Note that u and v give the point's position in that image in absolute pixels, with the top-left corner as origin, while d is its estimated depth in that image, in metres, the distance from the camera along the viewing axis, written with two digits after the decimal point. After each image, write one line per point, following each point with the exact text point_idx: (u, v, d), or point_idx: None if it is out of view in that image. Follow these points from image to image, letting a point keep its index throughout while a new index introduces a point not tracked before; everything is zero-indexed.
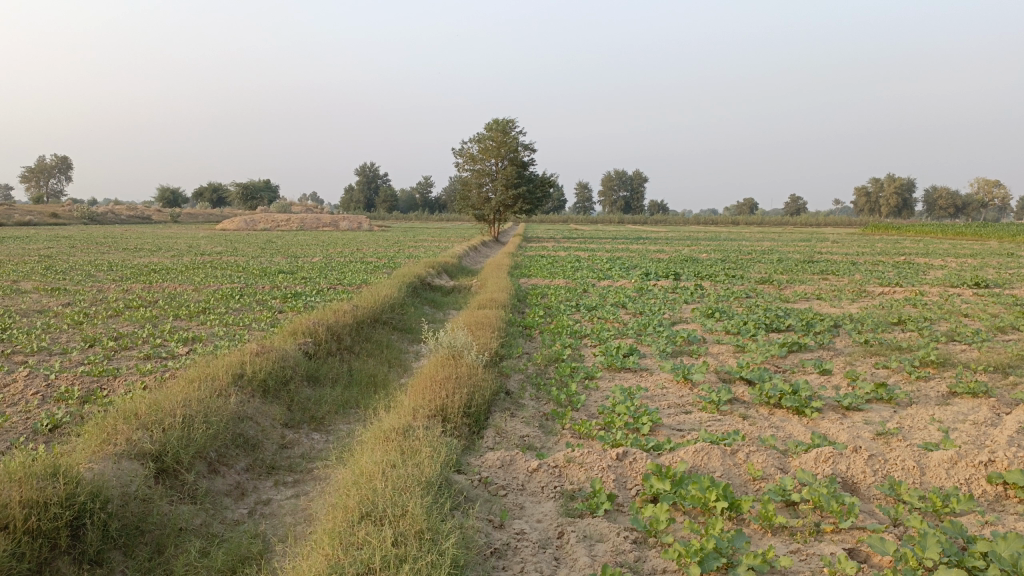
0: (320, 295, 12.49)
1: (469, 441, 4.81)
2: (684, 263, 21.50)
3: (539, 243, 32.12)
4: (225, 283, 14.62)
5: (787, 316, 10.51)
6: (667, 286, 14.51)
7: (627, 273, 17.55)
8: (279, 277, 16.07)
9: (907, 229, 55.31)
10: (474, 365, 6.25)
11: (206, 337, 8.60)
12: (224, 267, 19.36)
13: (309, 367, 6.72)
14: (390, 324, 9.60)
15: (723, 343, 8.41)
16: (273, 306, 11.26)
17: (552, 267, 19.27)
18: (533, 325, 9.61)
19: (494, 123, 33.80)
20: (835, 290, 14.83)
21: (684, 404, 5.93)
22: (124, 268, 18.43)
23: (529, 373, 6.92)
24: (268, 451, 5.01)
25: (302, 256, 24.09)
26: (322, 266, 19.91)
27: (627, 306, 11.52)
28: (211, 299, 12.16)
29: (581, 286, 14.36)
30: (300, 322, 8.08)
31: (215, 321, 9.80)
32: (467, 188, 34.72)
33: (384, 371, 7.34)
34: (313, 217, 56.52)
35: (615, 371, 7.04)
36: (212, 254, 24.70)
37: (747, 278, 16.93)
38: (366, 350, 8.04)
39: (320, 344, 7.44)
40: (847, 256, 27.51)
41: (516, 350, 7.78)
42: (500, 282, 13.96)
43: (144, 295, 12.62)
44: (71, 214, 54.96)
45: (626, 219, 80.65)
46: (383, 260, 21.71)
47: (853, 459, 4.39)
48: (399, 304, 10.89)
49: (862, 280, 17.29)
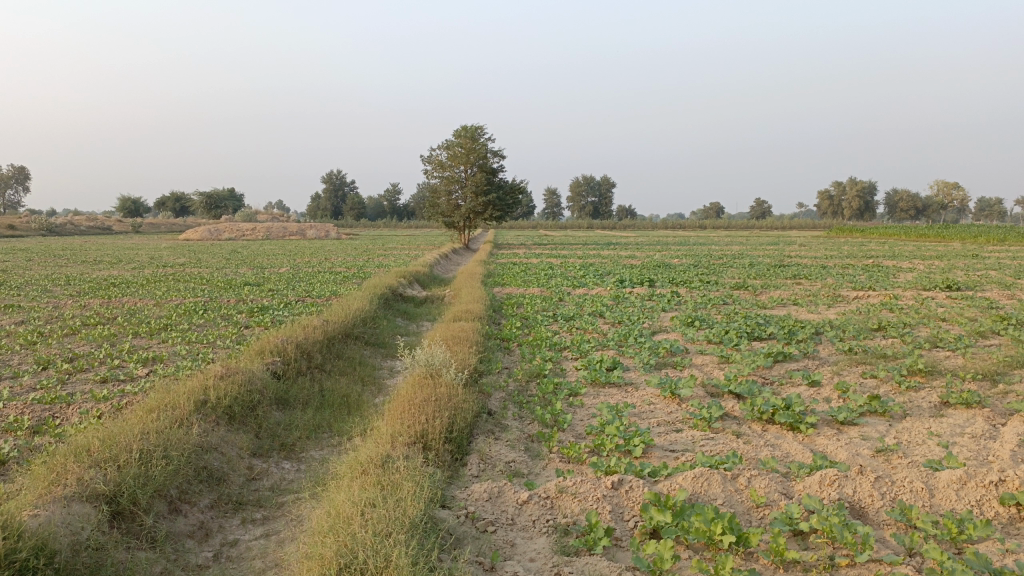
0: (288, 308, 12.08)
1: (452, 470, 4.50)
2: (657, 268, 21.39)
3: (510, 251, 31.90)
4: (188, 297, 14.10)
5: (768, 323, 10.37)
6: (643, 293, 14.33)
7: (601, 280, 17.37)
8: (246, 290, 15.58)
9: (871, 232, 56.12)
10: (453, 384, 5.94)
11: (167, 357, 8.15)
12: (188, 279, 18.78)
13: (278, 389, 6.35)
14: (362, 339, 9.25)
15: (707, 354, 8.20)
16: (239, 322, 10.81)
17: (525, 275, 19.01)
18: (510, 337, 9.32)
19: (462, 130, 33.52)
20: (810, 295, 14.77)
21: (675, 421, 5.68)
22: (82, 282, 17.76)
23: (510, 391, 6.63)
24: (235, 485, 4.65)
25: (269, 267, 23.55)
26: (290, 277, 19.42)
27: (606, 315, 11.29)
28: (173, 314, 11.67)
29: (556, 294, 14.11)
30: (268, 339, 7.69)
31: (177, 339, 9.34)
32: (437, 195, 34.37)
33: (357, 391, 6.99)
34: (280, 226, 55.65)
35: (599, 387, 6.78)
36: (175, 265, 24.04)
37: (721, 284, 16.84)
38: (338, 368, 7.68)
39: (290, 363, 7.08)
40: (817, 258, 27.75)
41: (495, 365, 7.48)
42: (474, 292, 13.65)
43: (102, 312, 12.08)
44: (29, 225, 53.42)
45: (595, 225, 80.78)
46: (353, 270, 21.27)
47: (859, 482, 4.16)
48: (372, 316, 10.55)
49: (835, 284, 17.30)
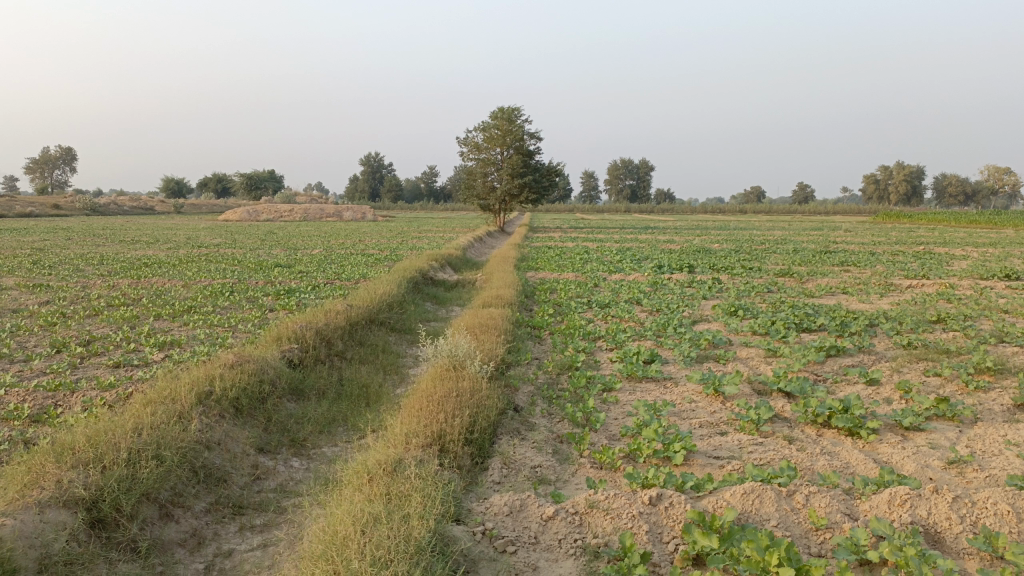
0: (315, 291, 11.74)
1: (471, 478, 4.07)
2: (697, 254, 20.68)
3: (546, 235, 31.36)
4: (217, 278, 13.87)
5: (817, 313, 9.74)
6: (682, 279, 13.73)
7: (639, 266, 16.78)
8: (275, 271, 15.35)
9: (919, 217, 54.28)
10: (477, 378, 5.50)
11: (185, 341, 7.85)
12: (220, 260, 18.64)
13: (292, 378, 5.97)
14: (387, 325, 8.86)
15: (752, 347, 7.63)
16: (264, 305, 10.50)
17: (560, 260, 18.49)
18: (542, 325, 8.86)
19: (499, 111, 32.94)
20: (860, 283, 14.02)
21: (718, 423, 5.17)
22: (114, 262, 17.71)
23: (539, 384, 6.17)
24: (237, 486, 4.28)
25: (301, 248, 23.38)
26: (322, 258, 19.17)
27: (643, 303, 10.73)
28: (199, 296, 11.43)
29: (591, 280, 13.59)
30: (286, 325, 7.33)
31: (198, 323, 9.04)
32: (472, 177, 33.93)
33: (378, 381, 6.59)
34: (316, 207, 55.75)
35: (636, 382, 6.29)
36: (210, 246, 23.98)
37: (765, 270, 16.14)
38: (359, 357, 7.29)
39: (308, 351, 6.70)
40: (864, 245, 26.76)
41: (524, 356, 7.03)
42: (506, 277, 13.19)
43: (129, 292, 11.88)
44: (73, 205, 54.31)
45: (633, 208, 79.68)
46: (385, 252, 20.95)
47: (934, 503, 3.62)
48: (399, 301, 10.17)
49: (886, 272, 16.45)
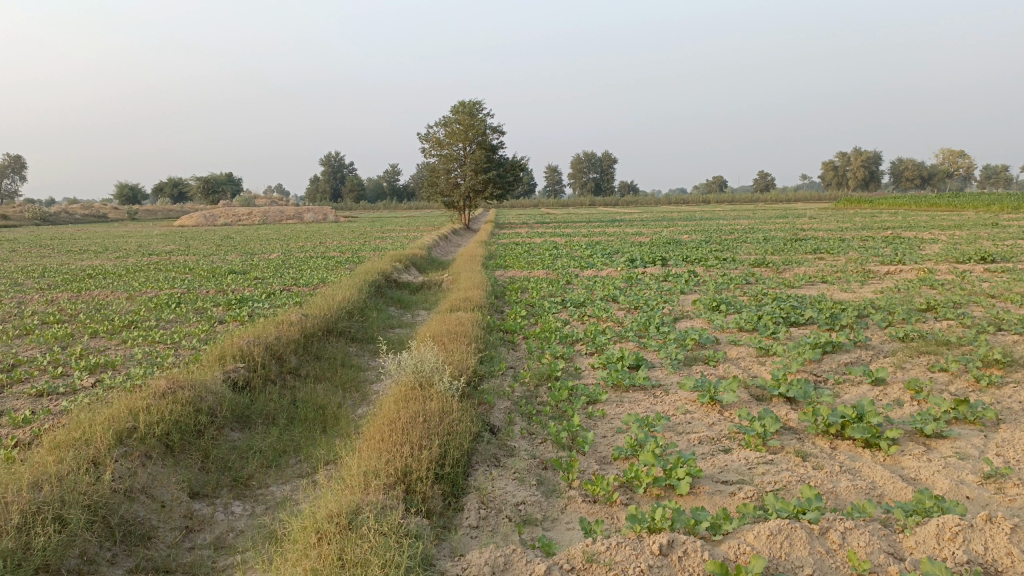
0: (270, 299, 10.96)
1: (442, 527, 3.43)
2: (668, 245, 20.22)
3: (512, 231, 30.71)
4: (166, 288, 12.98)
5: (803, 306, 9.25)
6: (657, 273, 13.22)
7: (610, 260, 16.24)
8: (229, 279, 14.50)
9: (880, 202, 54.70)
10: (446, 397, 4.84)
11: (120, 362, 7.05)
12: (171, 268, 17.67)
13: (236, 404, 5.26)
14: (347, 334, 8.17)
15: (742, 346, 7.10)
16: (214, 316, 9.71)
17: (529, 256, 17.84)
18: (515, 329, 8.23)
19: (460, 106, 32.21)
20: (838, 271, 13.62)
21: (720, 438, 4.60)
22: (56, 274, 16.66)
23: (516, 399, 5.55)
24: (164, 543, 3.59)
25: (259, 253, 22.47)
26: (280, 263, 18.31)
27: (619, 301, 10.16)
28: (144, 309, 10.58)
29: (563, 277, 12.99)
30: (233, 340, 6.60)
31: (138, 340, 8.24)
32: (435, 174, 33.15)
33: (336, 401, 5.91)
34: (276, 210, 54.40)
35: (623, 392, 5.70)
36: (162, 253, 22.86)
37: (739, 260, 15.72)
38: (316, 374, 6.59)
39: (257, 370, 5.99)
40: (833, 231, 26.57)
41: (498, 366, 6.40)
42: (474, 277, 12.55)
43: (66, 307, 10.97)
44: (21, 215, 52.29)
45: (598, 201, 79.34)
46: (347, 254, 20.14)
47: (990, 533, 3.08)
48: (360, 307, 9.46)
49: (862, 258, 16.12)
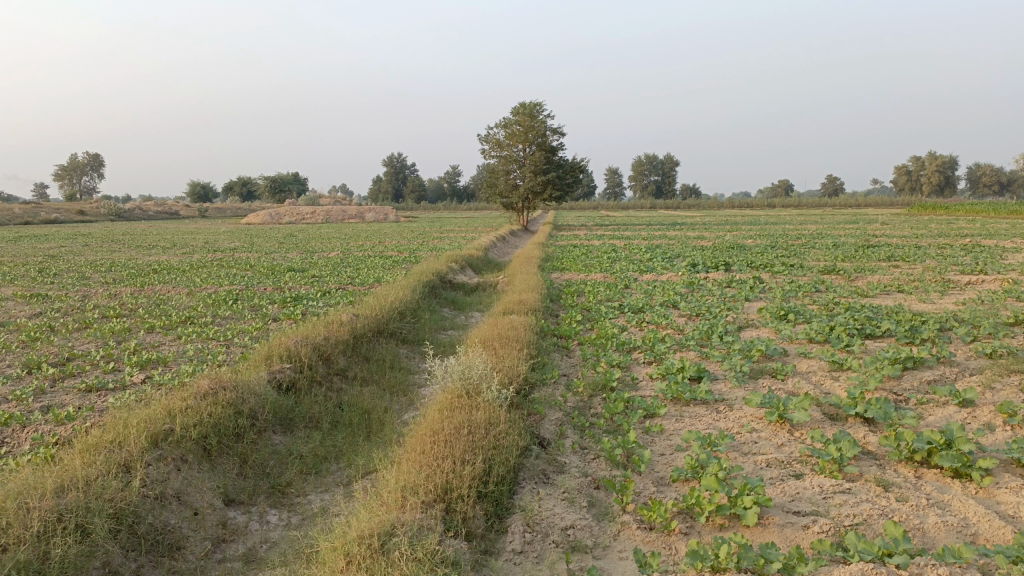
0: (324, 298, 10.90)
1: (484, 553, 3.17)
2: (731, 250, 19.59)
3: (571, 233, 30.35)
4: (225, 285, 13.10)
5: (878, 316, 8.70)
6: (720, 279, 12.74)
7: (670, 264, 15.79)
8: (287, 276, 14.58)
9: (957, 208, 52.36)
10: (493, 406, 4.59)
11: (171, 359, 7.01)
12: (233, 265, 17.93)
13: (279, 406, 5.10)
14: (397, 336, 8.00)
15: (812, 359, 6.65)
16: (267, 314, 9.68)
17: (586, 259, 17.49)
18: (570, 335, 7.94)
19: (521, 106, 32.07)
20: (914, 281, 12.90)
21: (791, 462, 4.23)
22: (123, 268, 17.07)
23: (568, 409, 5.25)
24: (195, 554, 3.42)
25: (319, 251, 22.70)
26: (338, 261, 18.39)
27: (680, 307, 9.76)
28: (201, 304, 10.64)
29: (621, 281, 12.62)
30: (281, 339, 6.48)
31: (192, 336, 8.23)
32: (494, 175, 33.05)
33: (382, 405, 5.71)
34: (338, 209, 55.15)
35: (683, 406, 5.35)
36: (225, 250, 23.30)
37: (807, 267, 15.08)
38: (364, 376, 6.41)
39: (303, 371, 5.83)
40: (905, 239, 25.48)
41: (550, 373, 6.11)
42: (530, 279, 12.30)
43: (127, 301, 11.13)
44: (98, 211, 54.36)
45: (659, 204, 78.13)
46: (404, 254, 20.14)
47: None
48: (412, 307, 9.30)
49: (939, 267, 15.28)
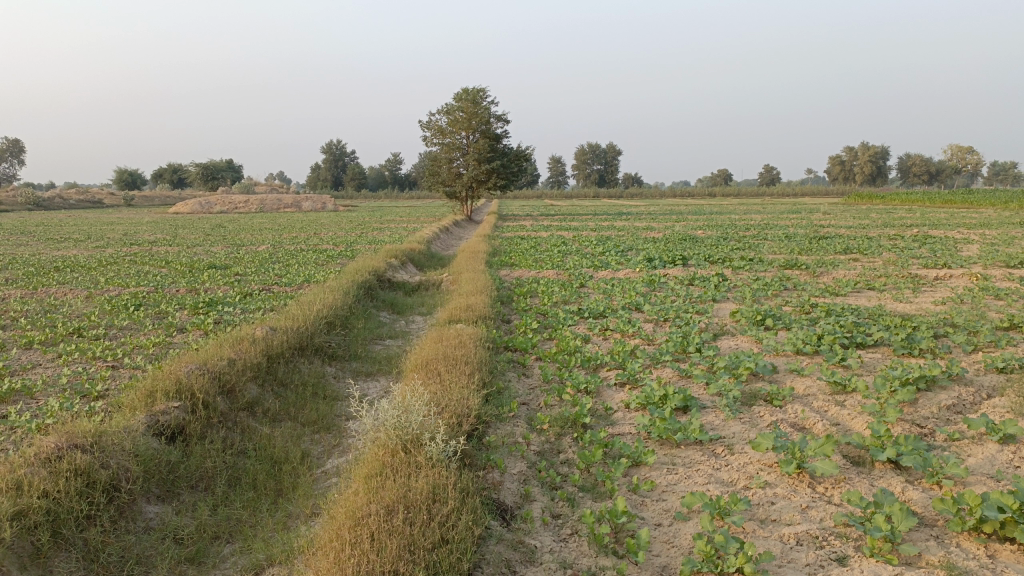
0: (244, 303, 9.58)
1: None
2: (685, 243, 18.82)
3: (517, 224, 29.31)
4: (133, 286, 11.61)
5: (863, 321, 7.86)
6: (682, 275, 11.86)
7: (626, 259, 14.90)
8: (208, 274, 13.14)
9: (891, 197, 53.13)
10: (436, 468, 3.48)
11: (38, 388, 5.66)
12: (149, 260, 16.27)
13: (155, 464, 3.90)
14: (325, 352, 6.83)
15: (807, 379, 5.73)
16: (174, 323, 8.33)
17: (535, 253, 16.47)
18: (526, 348, 6.88)
19: (463, 92, 30.81)
20: (881, 276, 12.25)
21: (828, 536, 3.26)
22: (22, 265, 15.27)
23: (533, 458, 4.19)
24: None
25: (248, 244, 21.10)
26: (268, 256, 16.94)
27: (645, 311, 8.79)
28: (97, 312, 9.18)
29: (576, 279, 11.61)
30: (173, 365, 5.23)
31: (74, 354, 6.83)
32: (436, 163, 31.78)
33: (298, 453, 4.54)
34: (274, 198, 52.75)
35: (674, 449, 4.34)
36: (144, 244, 21.49)
37: (767, 261, 14.37)
38: (278, 411, 5.23)
39: (197, 410, 4.61)
40: (853, 228, 25.20)
41: (507, 404, 5.05)
42: (477, 277, 11.19)
43: (11, 308, 9.59)
44: (14, 200, 50.92)
45: (601, 193, 77.82)
46: (341, 248, 18.79)
47: None
48: (343, 314, 8.09)
49: (900, 261, 14.75)
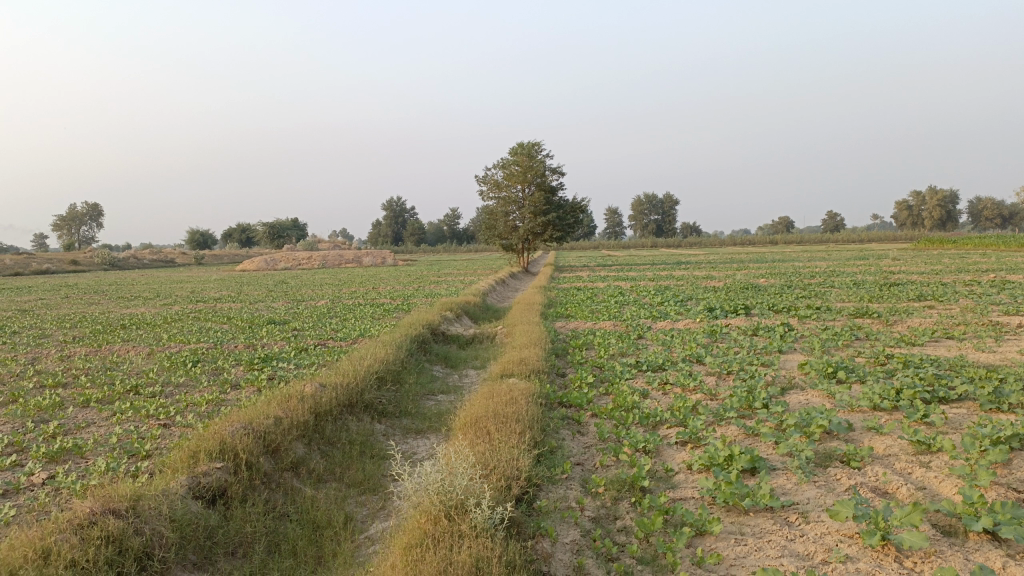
0: (298, 359, 9.56)
1: None
2: (746, 292, 18.30)
3: (573, 275, 29.10)
4: (193, 343, 11.76)
5: (944, 373, 7.33)
6: (745, 326, 11.41)
7: (685, 309, 14.50)
8: (266, 330, 13.26)
9: (964, 241, 51.13)
10: (480, 539, 3.22)
11: (89, 448, 5.63)
12: (211, 317, 16.58)
13: (193, 530, 3.76)
14: (375, 408, 6.67)
15: (886, 438, 5.28)
16: (228, 380, 8.32)
17: (592, 304, 16.21)
18: (581, 404, 6.59)
19: (518, 147, 31.12)
20: (960, 324, 11.57)
21: None
22: (91, 324, 15.73)
23: (587, 525, 3.89)
24: None
25: (308, 299, 21.43)
26: (326, 311, 17.08)
27: (706, 363, 8.40)
28: (156, 369, 9.27)
29: (634, 330, 11.29)
30: (219, 424, 5.13)
31: (128, 412, 6.83)
32: (493, 217, 32.01)
33: (341, 517, 4.34)
34: (336, 254, 53.89)
35: (742, 517, 3.98)
36: (209, 301, 21.99)
37: (835, 309, 13.77)
38: (323, 471, 5.07)
39: (239, 471, 4.47)
40: (925, 274, 24.17)
41: (560, 465, 4.76)
42: (531, 330, 10.97)
43: (75, 366, 9.77)
44: (92, 261, 53.24)
45: (659, 243, 77.17)
46: (398, 302, 18.87)
47: None
48: (395, 369, 7.95)
49: (979, 307, 13.95)
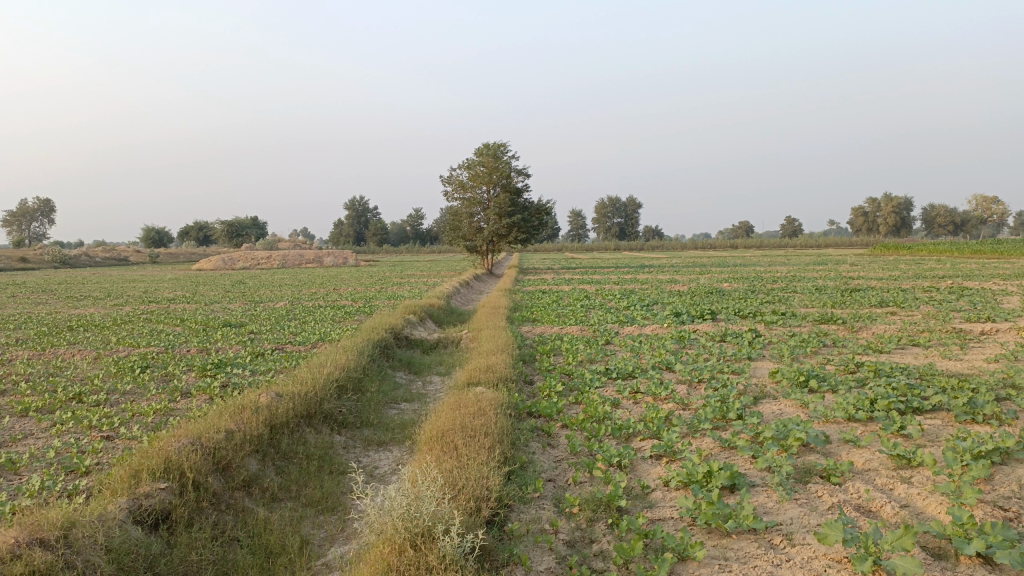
0: (254, 364, 9.17)
1: None
2: (711, 296, 18.26)
3: (537, 277, 28.90)
4: (144, 346, 11.25)
5: (915, 381, 7.26)
6: (713, 331, 11.31)
7: (652, 313, 14.37)
8: (222, 333, 12.79)
9: (918, 247, 52.22)
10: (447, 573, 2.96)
11: (22, 463, 5.21)
12: (165, 319, 15.98)
13: (132, 559, 3.42)
14: (334, 418, 6.35)
15: (865, 451, 5.14)
16: (178, 387, 7.89)
17: (557, 308, 15.99)
18: (551, 414, 6.35)
19: (483, 148, 30.79)
20: (924, 331, 11.60)
21: None
22: (37, 325, 15.03)
23: (562, 551, 3.65)
24: None
25: (267, 300, 20.88)
26: (285, 313, 16.60)
27: (676, 371, 8.23)
28: (102, 375, 8.78)
29: (601, 335, 11.11)
30: (165, 439, 4.77)
31: (69, 423, 6.39)
32: (457, 218, 31.68)
33: (295, 541, 4.03)
34: (297, 254, 52.93)
35: (725, 540, 3.77)
36: (163, 301, 21.28)
37: (800, 315, 13.74)
38: (278, 490, 4.74)
39: (186, 492, 4.13)
40: (884, 280, 24.47)
41: (532, 483, 4.52)
42: (497, 334, 10.71)
43: (15, 371, 9.23)
44: (42, 258, 51.55)
45: (622, 246, 77.44)
46: (360, 304, 18.46)
47: None
48: (356, 376, 7.63)
49: (939, 314, 14.06)
